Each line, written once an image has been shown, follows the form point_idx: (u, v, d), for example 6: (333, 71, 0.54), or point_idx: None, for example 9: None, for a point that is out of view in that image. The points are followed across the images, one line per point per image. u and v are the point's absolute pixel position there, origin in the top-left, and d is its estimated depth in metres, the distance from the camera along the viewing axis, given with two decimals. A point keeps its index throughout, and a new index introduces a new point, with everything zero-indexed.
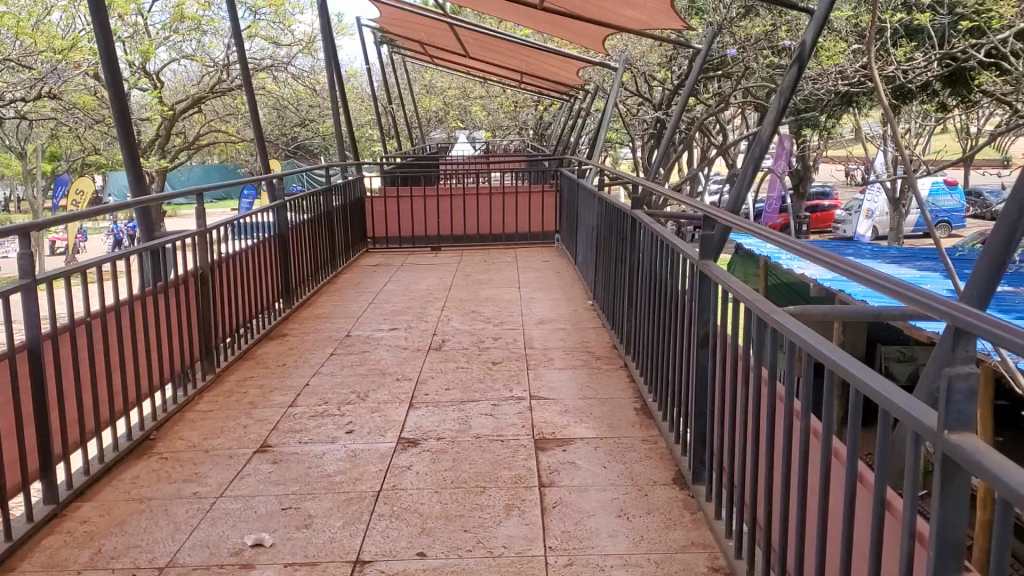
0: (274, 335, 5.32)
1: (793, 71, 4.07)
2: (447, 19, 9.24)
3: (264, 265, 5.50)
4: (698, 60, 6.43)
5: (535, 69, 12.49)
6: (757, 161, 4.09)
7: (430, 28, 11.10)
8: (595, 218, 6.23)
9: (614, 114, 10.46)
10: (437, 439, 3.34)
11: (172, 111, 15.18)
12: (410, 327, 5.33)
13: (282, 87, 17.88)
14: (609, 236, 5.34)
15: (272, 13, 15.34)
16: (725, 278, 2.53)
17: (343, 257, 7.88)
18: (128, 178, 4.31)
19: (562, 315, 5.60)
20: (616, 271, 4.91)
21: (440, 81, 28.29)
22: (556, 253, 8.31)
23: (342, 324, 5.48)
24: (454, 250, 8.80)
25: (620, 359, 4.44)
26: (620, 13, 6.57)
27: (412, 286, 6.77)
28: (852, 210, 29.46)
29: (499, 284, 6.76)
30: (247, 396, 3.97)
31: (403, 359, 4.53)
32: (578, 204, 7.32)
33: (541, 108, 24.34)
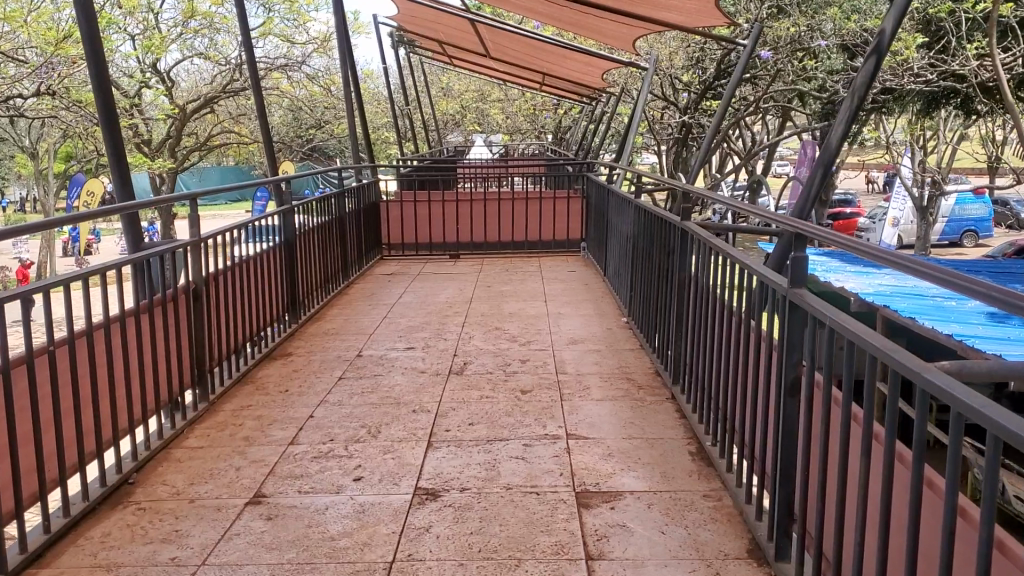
0: (277, 354, 4.85)
1: (869, 65, 3.60)
2: (469, 16, 8.73)
3: (269, 275, 5.03)
4: (742, 58, 5.91)
5: (557, 71, 11.98)
6: (825, 169, 3.63)
7: (449, 26, 10.60)
8: (630, 227, 5.72)
9: (642, 117, 9.92)
10: (460, 490, 2.84)
11: (183, 111, 14.77)
12: (428, 346, 4.84)
13: (297, 87, 17.48)
14: (647, 247, 4.89)
15: (286, 9, 14.90)
16: (825, 309, 2.05)
17: (356, 266, 7.40)
18: (115, 183, 3.83)
19: (595, 334, 5.09)
20: (659, 289, 4.41)
21: (458, 84, 27.86)
22: (582, 264, 7.80)
23: (353, 342, 4.99)
24: (474, 259, 8.30)
25: (665, 389, 3.93)
26: (653, 12, 6.06)
27: (430, 298, 6.29)
28: (876, 218, 28.87)
29: (523, 297, 6.26)
30: (242, 433, 3.50)
31: (419, 386, 4.03)
32: (608, 211, 6.82)
33: (560, 112, 23.82)
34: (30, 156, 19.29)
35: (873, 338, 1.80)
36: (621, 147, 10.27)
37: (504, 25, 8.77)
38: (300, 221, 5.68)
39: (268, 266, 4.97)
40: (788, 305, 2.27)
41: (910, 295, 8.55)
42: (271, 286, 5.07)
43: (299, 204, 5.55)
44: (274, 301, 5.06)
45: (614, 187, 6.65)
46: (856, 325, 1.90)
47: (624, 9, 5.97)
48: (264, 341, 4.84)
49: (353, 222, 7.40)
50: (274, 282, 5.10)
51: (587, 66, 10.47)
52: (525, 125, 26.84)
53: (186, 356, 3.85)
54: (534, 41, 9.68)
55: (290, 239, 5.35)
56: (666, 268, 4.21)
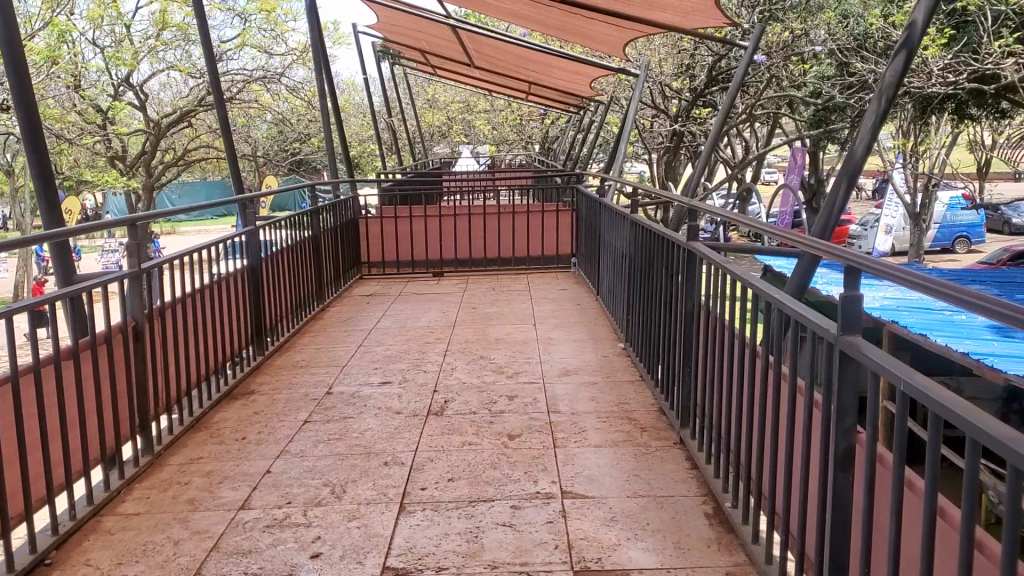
0: (238, 394, 4.37)
1: (898, 62, 3.18)
2: (451, 23, 8.28)
3: (230, 303, 4.56)
4: (742, 62, 5.44)
5: (544, 80, 11.56)
6: (849, 181, 3.21)
7: (430, 33, 10.12)
8: (625, 243, 5.28)
9: (633, 125, 9.49)
10: (435, 571, 2.38)
11: (158, 126, 14.29)
12: (406, 380, 4.36)
13: (277, 100, 17.02)
14: (645, 266, 4.46)
15: (264, 19, 14.43)
16: (895, 369, 1.59)
17: (332, 287, 6.93)
18: (38, 205, 3.34)
19: (590, 363, 4.63)
20: (660, 314, 3.97)
21: (444, 95, 27.70)
22: (573, 281, 7.35)
23: (323, 378, 4.52)
24: (458, 277, 7.83)
25: (671, 432, 3.48)
26: (643, 12, 5.59)
27: (410, 323, 5.82)
28: (868, 226, 28.55)
29: (512, 319, 5.80)
30: (187, 495, 3.03)
31: (394, 431, 3.57)
32: (600, 226, 6.38)
33: (547, 122, 23.43)
34: (5, 174, 18.82)
35: (977, 419, 1.32)
36: (612, 157, 9.81)
37: (485, 31, 8.29)
38: (267, 244, 5.21)
39: (229, 294, 4.50)
40: (837, 355, 1.81)
41: (917, 308, 8.15)
42: (233, 317, 4.61)
43: (266, 224, 5.08)
44: (236, 333, 4.59)
45: (606, 201, 6.23)
46: (946, 395, 1.43)
47: (613, 8, 5.51)
48: (222, 379, 4.36)
49: (329, 242, 6.92)
50: (234, 312, 4.62)
51: (575, 74, 10.05)
52: (511, 137, 26.44)
53: (126, 404, 3.38)
54: (520, 50, 9.22)
55: (257, 264, 4.89)
56: (668, 290, 3.79)
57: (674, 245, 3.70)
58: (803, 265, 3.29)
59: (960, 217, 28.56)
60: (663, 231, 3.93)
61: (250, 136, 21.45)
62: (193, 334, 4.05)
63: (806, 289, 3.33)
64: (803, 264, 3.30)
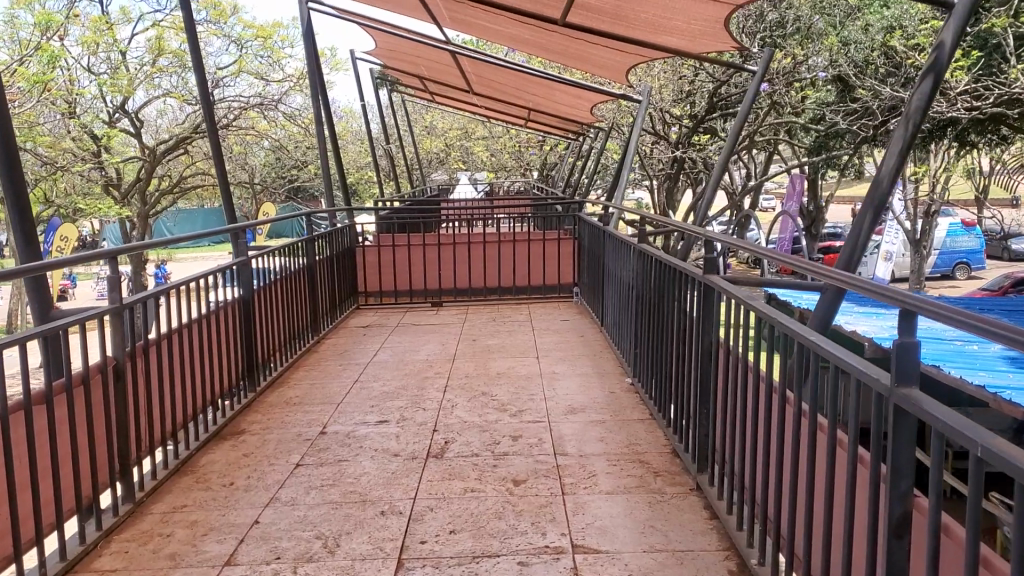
0: (226, 434, 4.16)
1: (925, 85, 3.08)
2: (450, 49, 8.15)
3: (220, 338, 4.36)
4: (750, 86, 5.28)
5: (545, 107, 11.42)
6: (876, 209, 3.07)
7: (429, 59, 9.99)
8: (631, 275, 5.10)
9: (635, 152, 9.33)
10: None
11: (153, 154, 14.13)
12: (404, 419, 4.16)
13: (274, 128, 16.89)
14: (654, 299, 4.27)
15: (261, 45, 14.33)
16: (962, 429, 1.39)
17: (328, 318, 6.72)
18: (13, 236, 3.14)
19: (596, 400, 4.43)
20: (673, 350, 3.77)
21: (442, 122, 27.65)
22: (577, 310, 7.15)
23: (318, 417, 4.31)
24: (458, 306, 7.63)
25: (687, 478, 3.27)
26: (647, 35, 5.43)
27: (409, 355, 5.61)
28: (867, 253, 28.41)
29: (515, 352, 5.59)
30: (169, 549, 2.81)
31: (392, 475, 3.35)
32: (604, 255, 6.20)
33: (546, 149, 23.33)
34: None
35: None
36: (613, 185, 9.64)
37: (483, 55, 8.15)
38: (260, 277, 5.02)
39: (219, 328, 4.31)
40: (890, 409, 1.62)
41: (927, 338, 7.95)
42: (223, 353, 4.42)
43: (258, 255, 4.89)
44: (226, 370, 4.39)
45: (610, 230, 6.04)
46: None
47: (615, 31, 5.35)
48: (210, 419, 4.14)
49: (325, 271, 6.73)
50: (224, 348, 4.42)
51: (575, 100, 9.91)
52: (510, 164, 26.35)
53: (106, 449, 3.17)
54: (520, 76, 9.08)
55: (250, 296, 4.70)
56: (681, 325, 3.61)
57: (687, 276, 3.53)
58: (827, 298, 3.12)
59: (960, 244, 28.43)
60: (675, 263, 3.76)
61: (248, 163, 21.35)
62: (179, 372, 3.85)
63: (829, 323, 3.16)
64: (826, 297, 3.13)
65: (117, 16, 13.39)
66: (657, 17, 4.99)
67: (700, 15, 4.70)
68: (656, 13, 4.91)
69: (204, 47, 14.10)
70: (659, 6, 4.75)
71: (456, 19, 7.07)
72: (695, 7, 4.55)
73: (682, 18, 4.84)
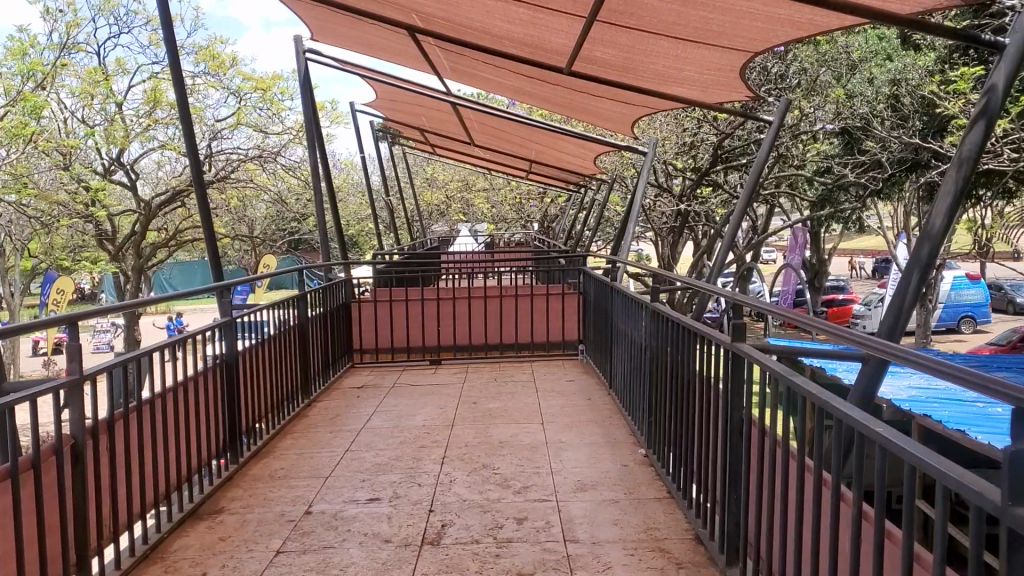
0: (204, 512, 3.81)
1: (977, 131, 2.84)
2: (450, 99, 7.91)
3: (199, 406, 4.03)
4: (765, 140, 4.99)
5: (548, 158, 11.19)
6: (925, 269, 2.82)
7: (429, 110, 9.75)
8: (642, 336, 4.78)
9: (640, 204, 9.05)
10: None
11: (148, 205, 13.91)
12: (397, 498, 3.80)
13: (273, 180, 16.68)
14: (670, 364, 3.94)
15: (259, 97, 14.16)
16: None
17: (320, 378, 6.37)
18: None
19: (608, 476, 4.07)
20: (696, 422, 3.45)
21: (442, 174, 27.63)
22: (582, 370, 6.81)
23: (303, 493, 3.96)
24: (457, 365, 7.28)
25: (716, 570, 2.93)
26: (655, 85, 5.15)
27: (404, 420, 5.26)
28: (871, 305, 28.06)
29: (517, 417, 5.24)
30: None
31: (382, 566, 3.01)
32: (612, 314, 5.88)
33: (546, 200, 23.16)
34: None
35: None
36: (619, 238, 9.34)
37: (484, 107, 7.90)
38: (244, 338, 4.70)
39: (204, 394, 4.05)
40: (1003, 532, 1.31)
41: (947, 399, 7.55)
42: (206, 420, 4.13)
43: (242, 314, 4.57)
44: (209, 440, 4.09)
45: (618, 287, 5.74)
46: None
47: (623, 82, 5.07)
48: (185, 495, 3.80)
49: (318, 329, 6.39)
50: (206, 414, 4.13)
51: (578, 151, 9.67)
52: (511, 216, 26.16)
53: (63, 540, 2.84)
54: (523, 128, 8.83)
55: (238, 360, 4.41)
56: (706, 395, 3.29)
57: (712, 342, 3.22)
58: (869, 368, 2.82)
59: (964, 297, 28.09)
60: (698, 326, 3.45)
61: (247, 215, 21.14)
62: (168, 434, 3.70)
63: (873, 396, 2.85)
64: (867, 368, 2.84)
65: (113, 67, 13.22)
66: (667, 67, 4.71)
67: (714, 66, 4.42)
68: (666, 64, 4.63)
69: (201, 100, 13.93)
70: (669, 56, 4.47)
71: (457, 70, 6.83)
72: (708, 57, 4.27)
73: (693, 68, 4.56)
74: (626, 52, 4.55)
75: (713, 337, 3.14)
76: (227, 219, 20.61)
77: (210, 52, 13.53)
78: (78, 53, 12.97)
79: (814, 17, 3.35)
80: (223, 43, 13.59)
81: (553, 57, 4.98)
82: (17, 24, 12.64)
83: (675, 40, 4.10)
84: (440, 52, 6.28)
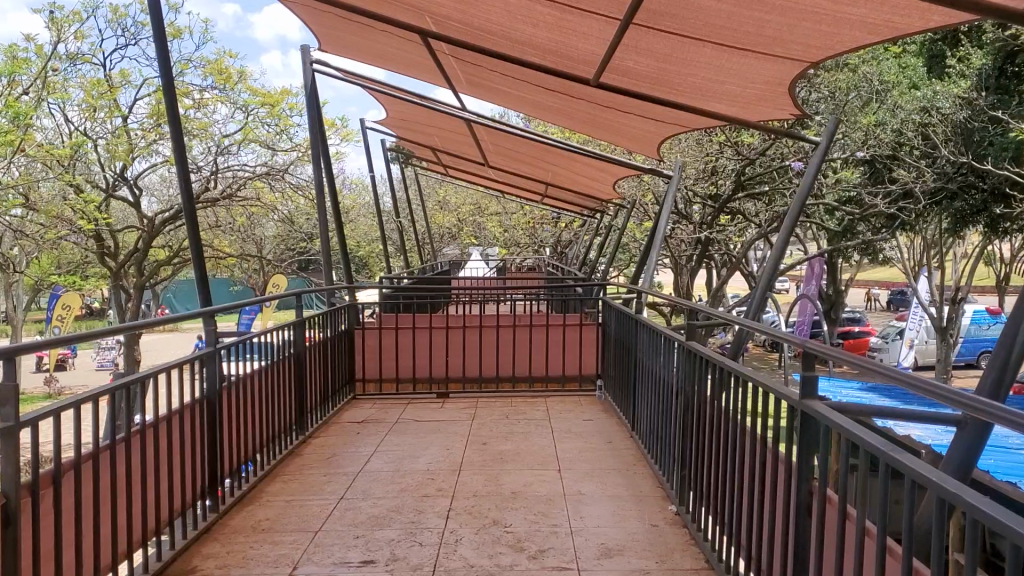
0: (176, 571, 3.33)
1: None
2: (465, 114, 7.44)
3: (176, 448, 3.56)
4: (812, 163, 4.51)
5: (564, 181, 10.74)
6: None
7: (442, 129, 9.32)
8: (673, 376, 4.28)
9: (663, 229, 8.56)
10: None
11: (150, 222, 13.51)
12: (395, 561, 3.31)
13: (281, 199, 16.27)
14: (718, 413, 3.45)
15: (266, 112, 13.79)
16: None
17: (318, 412, 5.89)
18: None
19: (636, 540, 3.57)
20: (755, 485, 2.96)
21: (454, 197, 27.28)
22: (600, 408, 6.31)
23: (288, 552, 3.47)
24: (467, 399, 6.80)
25: None
26: (691, 101, 4.67)
27: (407, 463, 4.76)
28: (889, 338, 27.47)
29: (532, 463, 4.74)
30: None
31: None
32: (636, 349, 5.38)
33: (561, 225, 22.67)
34: None
35: None
36: (641, 264, 8.84)
37: (503, 125, 7.45)
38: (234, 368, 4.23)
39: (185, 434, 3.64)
40: None
41: (990, 447, 7.04)
42: (190, 462, 3.71)
43: (230, 344, 4.10)
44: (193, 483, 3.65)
45: (644, 321, 5.25)
46: None
47: (656, 96, 4.59)
48: (155, 551, 3.33)
49: (318, 358, 5.92)
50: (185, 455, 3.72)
51: (598, 174, 9.21)
52: (523, 241, 25.75)
53: None
54: (540, 147, 8.38)
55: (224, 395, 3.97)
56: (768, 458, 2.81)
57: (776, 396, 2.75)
58: (968, 434, 2.35)
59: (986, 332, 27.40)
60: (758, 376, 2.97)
61: (254, 235, 20.75)
62: (147, 472, 3.37)
63: (973, 468, 2.38)
64: (964, 434, 2.37)
65: (118, 79, 12.85)
66: (708, 81, 4.23)
67: (761, 78, 3.94)
68: (706, 76, 4.15)
69: (208, 115, 13.56)
70: (711, 67, 4.00)
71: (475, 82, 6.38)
72: (757, 69, 3.79)
73: (737, 81, 4.08)
74: (661, 62, 4.09)
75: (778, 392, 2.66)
76: (235, 238, 20.27)
77: (218, 66, 13.17)
78: (83, 63, 12.64)
79: (893, 17, 2.87)
80: (233, 56, 13.23)
81: (581, 66, 4.51)
82: (22, 33, 12.30)
83: (721, 48, 3.62)
84: (456, 63, 5.84)
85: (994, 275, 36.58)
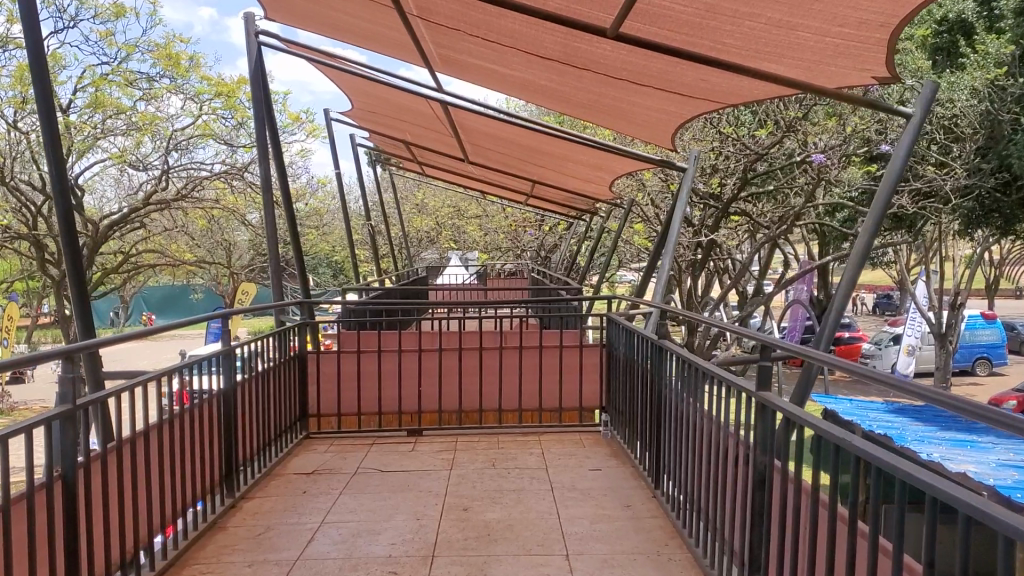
0: None
1: None
2: (441, 95, 6.09)
3: (49, 520, 2.71)
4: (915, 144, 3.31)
5: (553, 181, 9.58)
6: None
7: (414, 119, 8.14)
8: (729, 448, 3.09)
9: (670, 229, 7.34)
10: None
11: (95, 228, 12.23)
12: None
13: (243, 204, 15.01)
14: (817, 522, 2.31)
15: (221, 103, 12.53)
16: None
17: (258, 466, 4.67)
18: None
19: None
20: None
21: (432, 199, 26.21)
22: (606, 453, 5.14)
23: None
24: (444, 438, 5.62)
25: None
26: (738, 61, 3.50)
27: (361, 546, 3.57)
28: (883, 344, 26.49)
29: (527, 545, 3.56)
30: None
31: None
32: (662, 388, 4.14)
33: (544, 230, 21.49)
34: None
35: None
36: (648, 274, 7.56)
37: (486, 111, 6.26)
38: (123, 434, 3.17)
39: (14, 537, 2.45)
40: None
41: None
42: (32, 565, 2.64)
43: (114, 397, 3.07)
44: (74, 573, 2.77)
45: (670, 357, 4.04)
46: None
47: (694, 54, 3.41)
48: None
49: (256, 396, 4.65)
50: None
51: (592, 172, 8.06)
52: (503, 245, 24.56)
53: None
54: (527, 139, 7.21)
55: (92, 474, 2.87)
56: None
57: (888, 473, 1.99)
58: None
59: (979, 337, 26.60)
60: (857, 441, 2.14)
61: (218, 241, 19.41)
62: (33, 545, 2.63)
63: None
64: None
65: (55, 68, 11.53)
66: (769, 28, 3.07)
67: (852, 16, 2.78)
68: (774, 19, 2.98)
69: (160, 108, 12.28)
70: (782, 2, 2.83)
71: (451, 70, 5.21)
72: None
73: (819, 24, 2.91)
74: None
75: (892, 468, 1.93)
76: (196, 242, 18.90)
77: (167, 50, 11.83)
78: (16, 49, 11.30)
79: None
80: (184, 40, 11.95)
81: (594, 14, 3.34)
82: None
83: None
84: (428, 44, 4.65)
85: (984, 282, 35.90)
